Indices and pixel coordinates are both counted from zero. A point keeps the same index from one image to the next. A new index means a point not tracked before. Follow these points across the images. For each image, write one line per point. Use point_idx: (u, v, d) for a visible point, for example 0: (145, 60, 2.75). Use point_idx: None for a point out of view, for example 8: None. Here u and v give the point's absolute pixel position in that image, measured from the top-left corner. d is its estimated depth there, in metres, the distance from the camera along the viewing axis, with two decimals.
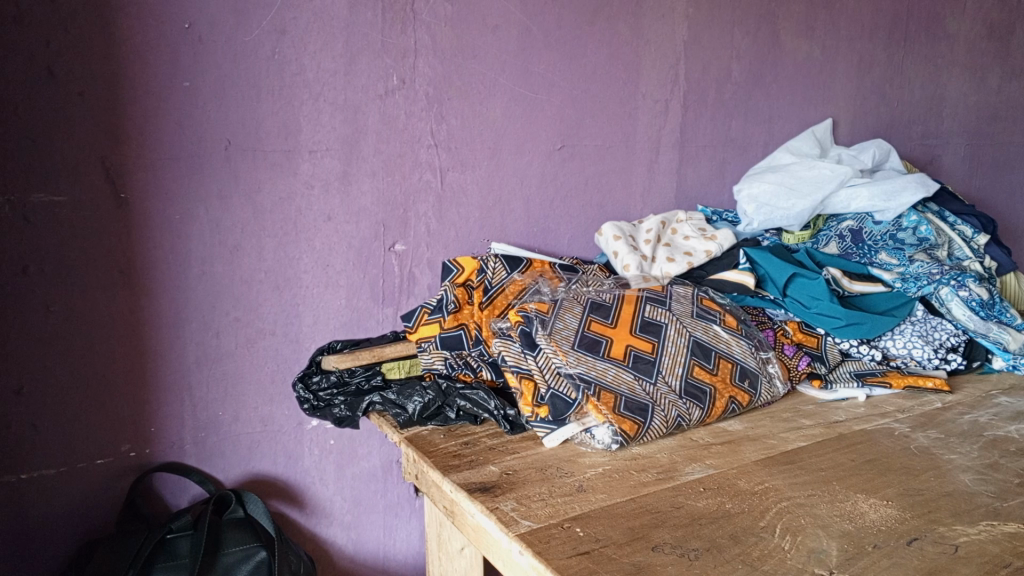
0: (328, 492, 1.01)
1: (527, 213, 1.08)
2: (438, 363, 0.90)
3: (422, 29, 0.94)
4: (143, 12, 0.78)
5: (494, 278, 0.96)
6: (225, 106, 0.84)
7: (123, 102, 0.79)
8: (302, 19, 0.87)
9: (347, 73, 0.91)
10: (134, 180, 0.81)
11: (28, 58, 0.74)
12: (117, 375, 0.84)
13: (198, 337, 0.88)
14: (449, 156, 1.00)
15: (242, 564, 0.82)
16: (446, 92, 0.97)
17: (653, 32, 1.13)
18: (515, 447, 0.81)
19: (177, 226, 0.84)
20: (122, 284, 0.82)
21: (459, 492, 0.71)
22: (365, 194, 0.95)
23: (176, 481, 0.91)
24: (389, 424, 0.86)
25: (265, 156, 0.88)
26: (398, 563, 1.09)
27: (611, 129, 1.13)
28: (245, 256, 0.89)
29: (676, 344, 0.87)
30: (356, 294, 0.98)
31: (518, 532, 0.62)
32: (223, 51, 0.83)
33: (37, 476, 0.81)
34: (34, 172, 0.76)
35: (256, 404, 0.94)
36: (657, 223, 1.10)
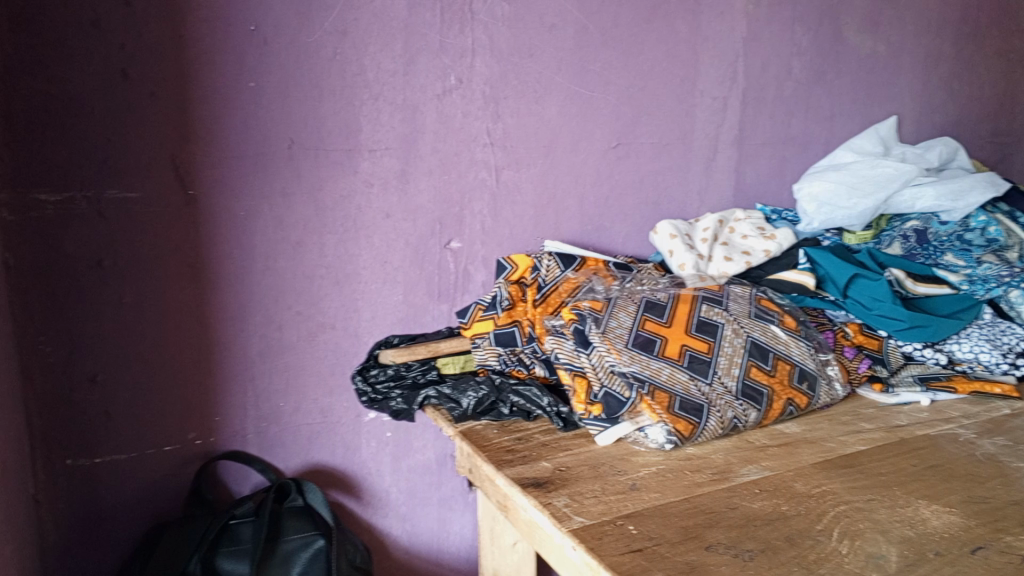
0: (384, 484, 1.03)
1: (582, 211, 1.09)
2: (491, 359, 0.90)
3: (479, 29, 0.95)
4: (212, 15, 0.81)
5: (547, 276, 0.97)
6: (289, 106, 0.87)
7: (192, 102, 0.82)
8: (363, 20, 0.88)
9: (406, 73, 0.92)
10: (202, 177, 0.84)
11: (104, 60, 0.77)
12: (184, 364, 0.87)
13: (261, 331, 0.91)
14: (504, 154, 1.01)
15: (301, 551, 0.84)
16: (503, 91, 0.98)
17: (712, 29, 1.12)
18: (568, 444, 0.81)
19: (242, 223, 0.87)
20: (190, 278, 0.85)
21: (513, 486, 0.71)
22: (422, 192, 0.97)
23: (238, 469, 0.94)
24: (443, 418, 0.88)
25: (326, 154, 0.90)
26: (451, 556, 1.10)
27: (668, 127, 1.12)
28: (307, 252, 0.91)
29: (733, 345, 0.86)
30: (412, 290, 0.99)
31: (571, 528, 0.63)
32: (288, 52, 0.85)
33: (109, 460, 0.85)
34: (109, 169, 0.79)
35: (316, 395, 0.96)
36: (714, 221, 1.09)
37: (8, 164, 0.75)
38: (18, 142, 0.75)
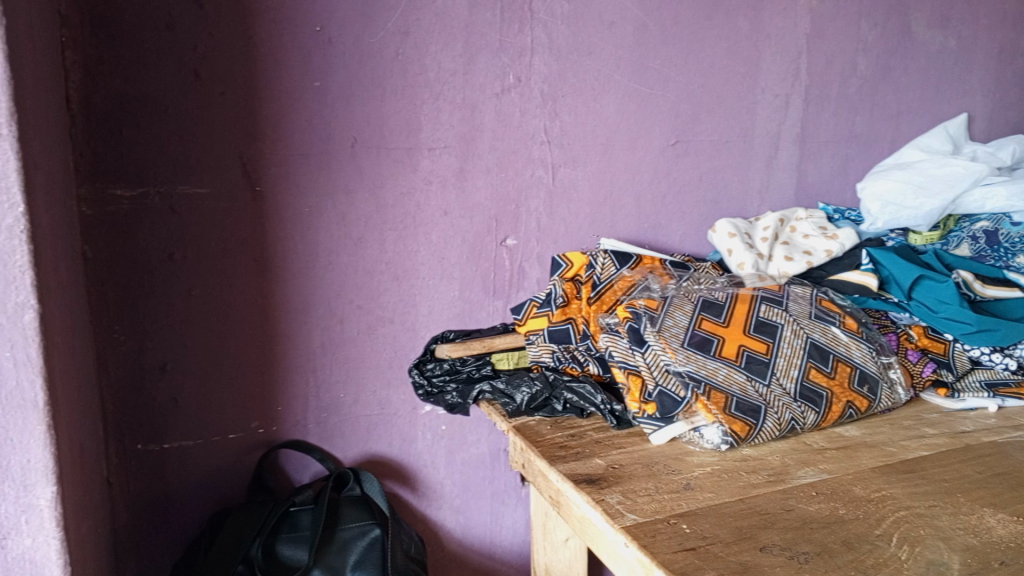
0: (439, 476, 1.05)
1: (639, 209, 1.08)
2: (546, 356, 0.91)
3: (539, 28, 0.96)
4: (280, 17, 0.83)
5: (603, 274, 0.96)
6: (352, 105, 0.89)
7: (260, 102, 0.84)
8: (425, 20, 0.90)
9: (466, 72, 0.93)
10: (269, 174, 0.86)
11: (178, 60, 0.80)
12: (249, 355, 0.90)
13: (323, 323, 0.93)
14: (562, 152, 1.01)
15: (358, 540, 0.86)
16: (561, 89, 0.99)
17: (774, 25, 1.10)
18: (622, 442, 0.81)
19: (307, 219, 0.89)
20: (256, 271, 0.88)
21: (566, 482, 0.72)
22: (479, 190, 0.98)
23: (299, 457, 0.97)
24: (497, 413, 0.89)
25: (388, 152, 0.92)
26: (503, 549, 1.12)
27: (728, 125, 1.11)
28: (368, 248, 0.93)
29: (792, 346, 0.85)
30: (469, 286, 1.00)
31: (624, 525, 0.63)
32: (351, 52, 0.87)
33: (177, 445, 0.89)
34: (181, 166, 0.82)
35: (375, 387, 0.98)
36: (775, 220, 1.08)
37: (88, 161, 0.78)
38: (98, 139, 0.78)
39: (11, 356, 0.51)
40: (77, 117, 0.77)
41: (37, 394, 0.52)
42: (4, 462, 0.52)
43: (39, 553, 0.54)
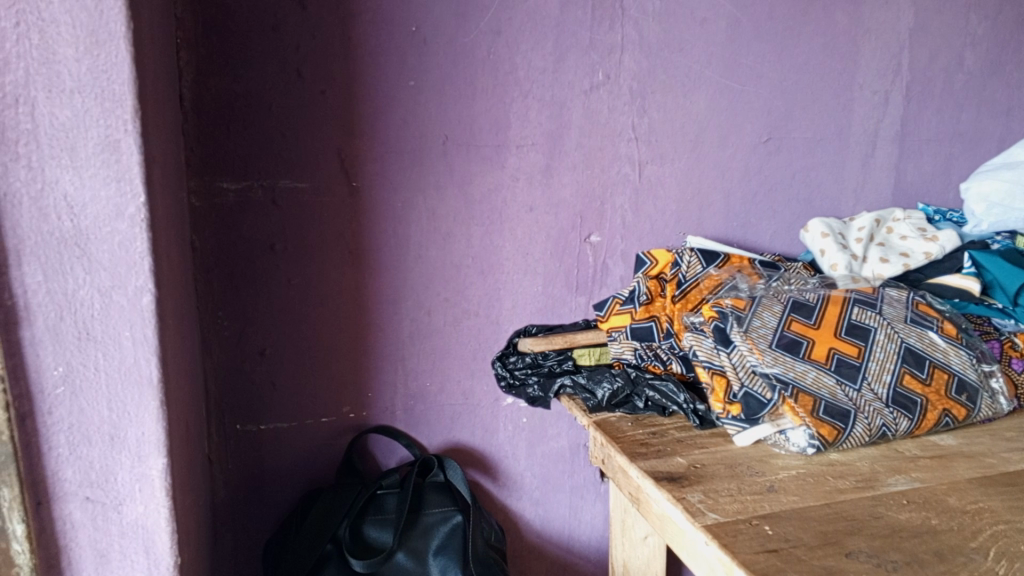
0: (520, 467, 1.06)
1: (727, 207, 1.07)
2: (627, 353, 0.90)
3: (629, 25, 0.95)
4: (377, 17, 0.86)
5: (688, 273, 0.96)
6: (445, 103, 0.91)
7: (358, 99, 0.88)
8: (516, 19, 0.91)
9: (556, 70, 0.94)
10: (364, 170, 0.90)
11: (282, 60, 0.84)
12: (341, 343, 0.94)
13: (411, 314, 0.96)
14: (649, 149, 1.01)
15: (440, 525, 0.89)
16: (650, 85, 0.98)
17: (874, 20, 1.07)
18: (704, 442, 0.81)
19: (399, 213, 0.92)
20: (350, 263, 0.92)
21: (647, 479, 0.72)
22: (566, 187, 0.98)
23: (386, 443, 1.00)
24: (578, 407, 0.90)
25: (477, 149, 0.94)
26: (581, 544, 1.12)
27: (823, 122, 1.08)
28: (455, 242, 0.96)
29: (885, 350, 0.82)
30: (552, 282, 1.01)
31: (704, 523, 0.63)
32: (444, 51, 0.89)
33: (273, 426, 0.93)
34: (283, 161, 0.87)
35: (459, 377, 1.00)
36: (871, 221, 1.05)
37: (198, 156, 0.83)
38: (207, 135, 0.83)
39: (130, 335, 0.55)
40: (189, 114, 0.82)
41: (152, 370, 0.56)
42: (123, 434, 0.56)
43: (151, 519, 0.59)
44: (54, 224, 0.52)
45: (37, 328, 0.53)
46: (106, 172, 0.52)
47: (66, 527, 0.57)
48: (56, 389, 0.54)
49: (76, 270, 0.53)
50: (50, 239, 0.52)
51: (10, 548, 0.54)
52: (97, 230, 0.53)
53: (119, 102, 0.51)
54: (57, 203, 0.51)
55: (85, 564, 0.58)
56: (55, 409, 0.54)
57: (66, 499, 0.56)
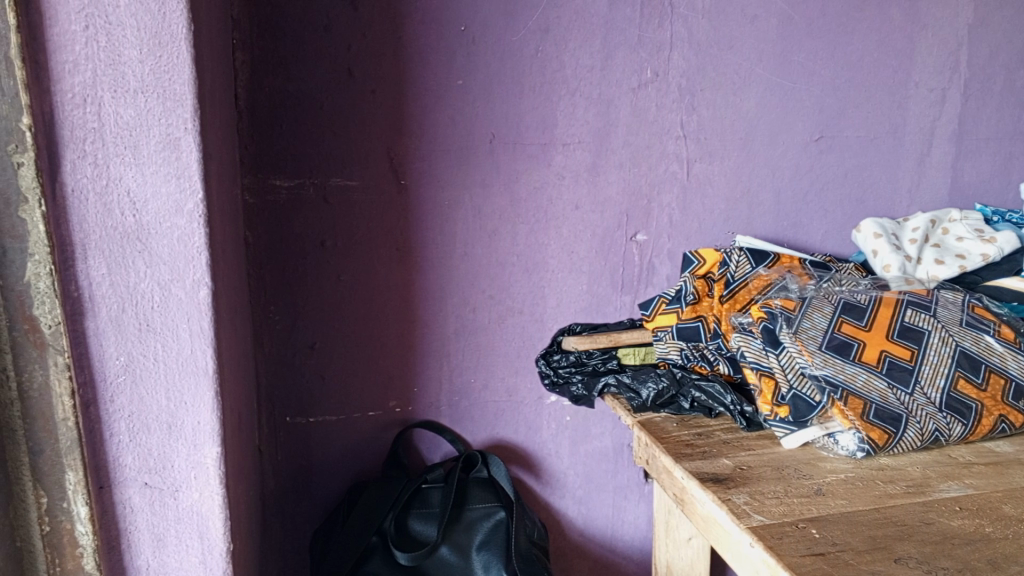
0: (563, 465, 1.07)
1: (777, 206, 1.06)
2: (673, 353, 0.89)
3: (678, 23, 0.95)
4: (427, 17, 0.87)
5: (737, 272, 0.95)
6: (492, 101, 0.92)
7: (407, 98, 0.89)
8: (565, 18, 0.91)
9: (603, 68, 0.94)
10: (413, 168, 0.91)
11: (334, 61, 0.86)
12: (389, 339, 0.96)
13: (457, 311, 0.97)
14: (698, 147, 1.00)
15: (483, 521, 0.90)
16: (699, 83, 0.98)
17: (932, 15, 1.04)
18: (751, 444, 0.80)
19: (446, 211, 0.93)
20: (398, 260, 0.93)
21: (691, 480, 0.72)
22: (612, 185, 0.98)
23: (431, 437, 1.01)
24: (622, 407, 0.89)
25: (524, 148, 0.94)
26: (624, 544, 1.12)
27: (877, 120, 1.06)
28: (501, 240, 0.96)
29: (939, 354, 0.81)
30: (597, 280, 1.01)
31: (750, 525, 0.63)
32: (493, 51, 0.90)
33: (322, 419, 0.96)
34: (334, 160, 0.88)
35: (503, 374, 1.01)
36: (926, 221, 1.03)
37: (253, 154, 0.85)
38: (262, 134, 0.85)
39: (188, 327, 0.57)
40: (244, 113, 0.84)
41: (208, 362, 0.58)
42: (180, 423, 0.58)
43: (205, 506, 0.61)
44: (117, 219, 0.54)
45: (101, 319, 0.55)
46: (167, 169, 0.54)
47: (126, 510, 0.59)
48: (117, 378, 0.56)
49: (137, 264, 0.55)
50: (113, 234, 0.54)
51: (74, 529, 0.57)
52: (158, 225, 0.54)
53: (180, 101, 0.53)
54: (121, 199, 0.53)
55: (143, 547, 0.60)
56: (116, 397, 0.57)
57: (126, 484, 0.59)
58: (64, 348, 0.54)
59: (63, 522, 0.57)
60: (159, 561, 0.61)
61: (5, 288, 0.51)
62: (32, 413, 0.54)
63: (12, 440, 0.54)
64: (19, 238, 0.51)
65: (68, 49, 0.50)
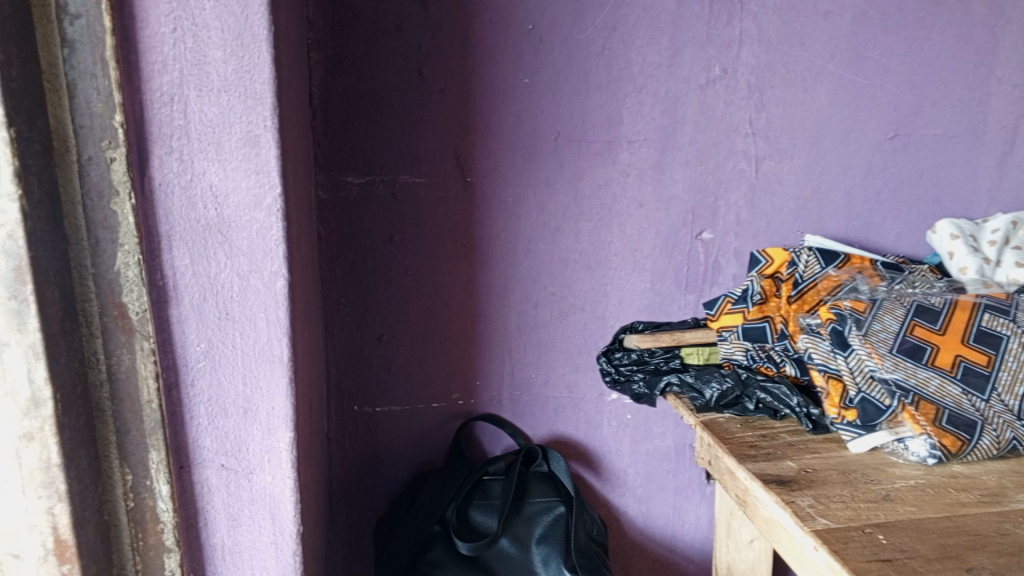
0: (623, 463, 1.07)
1: (849, 206, 1.03)
2: (738, 353, 0.88)
3: (748, 19, 0.94)
4: (496, 17, 0.88)
5: (806, 272, 0.93)
6: (558, 99, 0.92)
7: (474, 96, 0.90)
8: (632, 15, 0.91)
9: (671, 65, 0.94)
10: (479, 165, 0.92)
11: (405, 60, 0.88)
12: (453, 333, 0.97)
13: (519, 307, 0.98)
14: (767, 145, 0.98)
15: (543, 514, 0.91)
16: (769, 80, 0.96)
17: (1017, 8, 1.00)
18: (817, 447, 0.79)
19: (510, 208, 0.94)
20: (463, 255, 0.95)
21: (754, 481, 0.71)
22: (678, 182, 0.98)
23: (492, 431, 1.03)
24: (685, 407, 0.89)
25: (589, 146, 0.94)
26: (684, 544, 1.12)
27: (956, 118, 1.03)
28: (564, 237, 0.97)
29: (1018, 360, 0.78)
30: (661, 278, 1.01)
31: (814, 528, 0.62)
32: (560, 49, 0.91)
33: (387, 410, 0.98)
34: (403, 157, 0.91)
35: (564, 370, 1.02)
36: (1008, 223, 0.99)
37: (325, 151, 0.88)
38: (334, 131, 0.88)
39: (265, 317, 0.59)
40: (317, 112, 0.87)
41: (283, 350, 0.60)
42: (255, 408, 0.61)
43: (277, 489, 0.63)
44: (201, 212, 0.56)
45: (184, 307, 0.58)
46: (247, 165, 0.56)
47: (204, 490, 0.62)
48: (198, 363, 0.59)
49: (219, 255, 0.57)
50: (197, 226, 0.57)
51: (155, 506, 0.61)
52: (238, 218, 0.57)
53: (260, 100, 0.55)
54: (204, 193, 0.56)
55: (219, 526, 0.63)
56: (197, 382, 0.60)
57: (204, 465, 0.62)
58: (149, 334, 0.57)
59: (145, 499, 0.61)
60: (234, 539, 0.64)
61: (98, 276, 0.56)
62: (120, 393, 0.58)
63: (102, 419, 0.59)
64: (111, 229, 0.55)
65: (157, 50, 0.53)
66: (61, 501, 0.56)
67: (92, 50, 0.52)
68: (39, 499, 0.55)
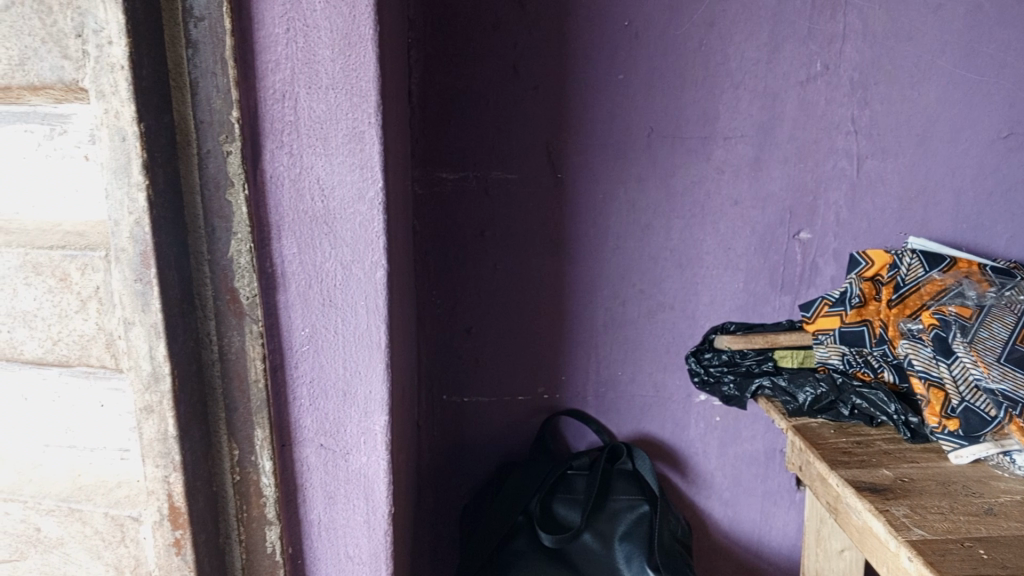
0: (710, 465, 1.06)
1: (957, 208, 0.99)
2: (834, 357, 0.86)
3: (853, 13, 0.90)
4: (591, 14, 0.89)
5: (908, 276, 0.88)
6: (653, 96, 0.92)
7: (568, 93, 0.91)
8: (731, 11, 0.90)
9: (770, 61, 0.92)
10: (571, 162, 0.93)
11: (501, 58, 0.90)
12: (540, 327, 0.99)
13: (607, 304, 0.98)
14: (869, 143, 0.95)
15: (627, 512, 0.91)
16: (873, 76, 0.93)
17: None
18: (915, 456, 0.76)
19: (601, 205, 0.95)
20: (552, 251, 0.96)
21: (847, 488, 0.70)
22: (775, 180, 0.96)
23: (578, 427, 1.04)
24: (777, 410, 0.87)
25: (683, 142, 0.94)
26: (771, 550, 1.10)
27: None
28: (654, 234, 0.96)
29: None
30: (755, 279, 0.99)
31: (908, 538, 0.60)
32: (656, 46, 0.90)
33: (474, 400, 1.01)
34: (496, 154, 0.93)
35: (651, 369, 1.01)
36: None
37: (422, 148, 0.92)
38: (431, 129, 0.91)
39: (365, 304, 0.61)
40: (416, 110, 0.90)
41: (381, 337, 0.62)
42: (353, 391, 0.63)
43: (372, 469, 0.65)
44: (308, 204, 0.59)
45: (291, 293, 0.61)
46: (352, 160, 0.58)
47: (304, 468, 0.66)
48: (302, 347, 0.63)
49: (324, 245, 0.60)
50: (304, 217, 0.59)
51: (259, 480, 0.65)
52: (343, 210, 0.59)
53: (365, 98, 0.57)
54: (312, 185, 0.59)
55: (316, 503, 0.67)
56: (300, 364, 0.63)
57: (304, 444, 0.65)
58: (258, 318, 0.61)
59: (250, 473, 0.65)
60: (330, 516, 0.67)
61: (213, 262, 0.60)
62: (230, 371, 0.63)
63: (214, 396, 0.64)
64: (226, 219, 0.59)
65: (272, 50, 0.56)
66: (175, 470, 0.61)
67: (213, 50, 0.56)
68: (157, 467, 0.61)
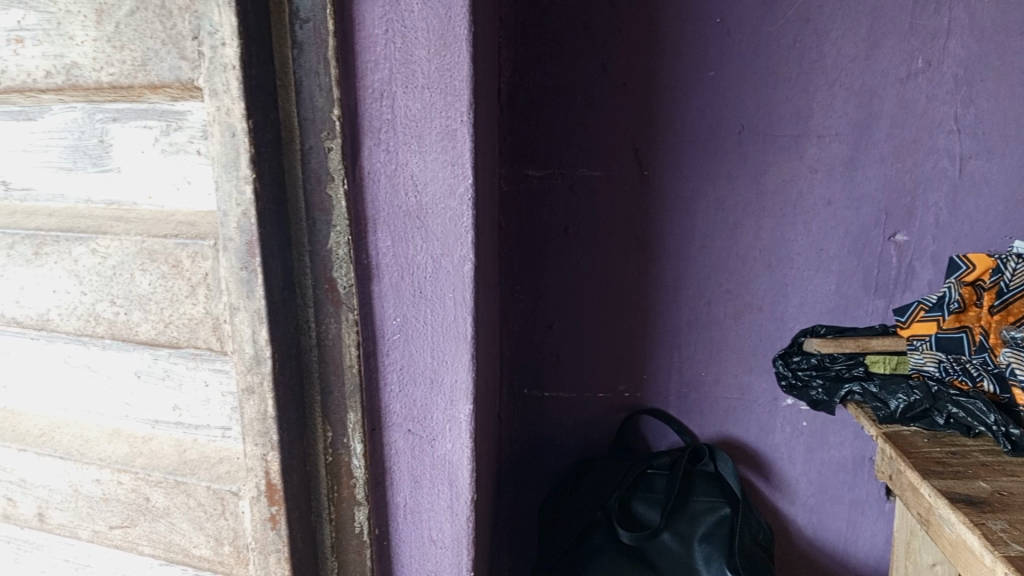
0: (795, 471, 1.04)
1: None
2: (929, 364, 0.82)
3: (959, 6, 0.86)
4: (683, 12, 0.88)
5: (1014, 280, 0.81)
6: (744, 93, 0.91)
7: (657, 91, 0.91)
8: (829, 6, 0.87)
9: (868, 57, 0.89)
10: (658, 159, 0.93)
11: (590, 56, 0.90)
12: (623, 324, 0.99)
13: (692, 303, 0.98)
14: (974, 143, 0.90)
15: (708, 513, 0.91)
16: (979, 72, 0.88)
17: None
18: (1016, 470, 0.73)
19: (688, 203, 0.94)
20: (637, 249, 0.96)
21: (939, 499, 0.68)
22: (871, 180, 0.93)
23: (659, 427, 1.04)
24: (867, 417, 0.86)
25: (775, 140, 0.92)
26: (858, 560, 1.06)
27: None
28: (742, 234, 0.95)
29: None
30: (847, 282, 0.96)
31: (1006, 554, 0.58)
32: (748, 41, 0.89)
33: (555, 394, 1.03)
34: (583, 151, 0.94)
35: (736, 371, 1.00)
36: None
37: (509, 146, 0.94)
38: (519, 127, 0.93)
39: (453, 297, 0.63)
40: (505, 109, 0.93)
41: (467, 329, 0.64)
42: (440, 379, 0.65)
43: (456, 457, 0.67)
44: (402, 199, 0.61)
45: (383, 284, 0.64)
46: (444, 156, 0.60)
47: (392, 452, 0.68)
48: (393, 335, 0.65)
49: (416, 239, 0.62)
50: (398, 211, 0.62)
51: (350, 462, 0.68)
52: (435, 205, 0.61)
53: (458, 96, 0.58)
54: (406, 181, 0.61)
55: (403, 487, 0.69)
56: (392, 352, 0.66)
57: (392, 429, 0.68)
58: (353, 307, 0.64)
59: (342, 455, 0.68)
60: (415, 500, 0.70)
61: (313, 253, 0.64)
62: (327, 357, 0.66)
63: (311, 380, 0.67)
64: (326, 212, 0.62)
65: (372, 50, 0.59)
66: (272, 449, 0.65)
67: (316, 51, 0.59)
68: (256, 446, 0.65)
